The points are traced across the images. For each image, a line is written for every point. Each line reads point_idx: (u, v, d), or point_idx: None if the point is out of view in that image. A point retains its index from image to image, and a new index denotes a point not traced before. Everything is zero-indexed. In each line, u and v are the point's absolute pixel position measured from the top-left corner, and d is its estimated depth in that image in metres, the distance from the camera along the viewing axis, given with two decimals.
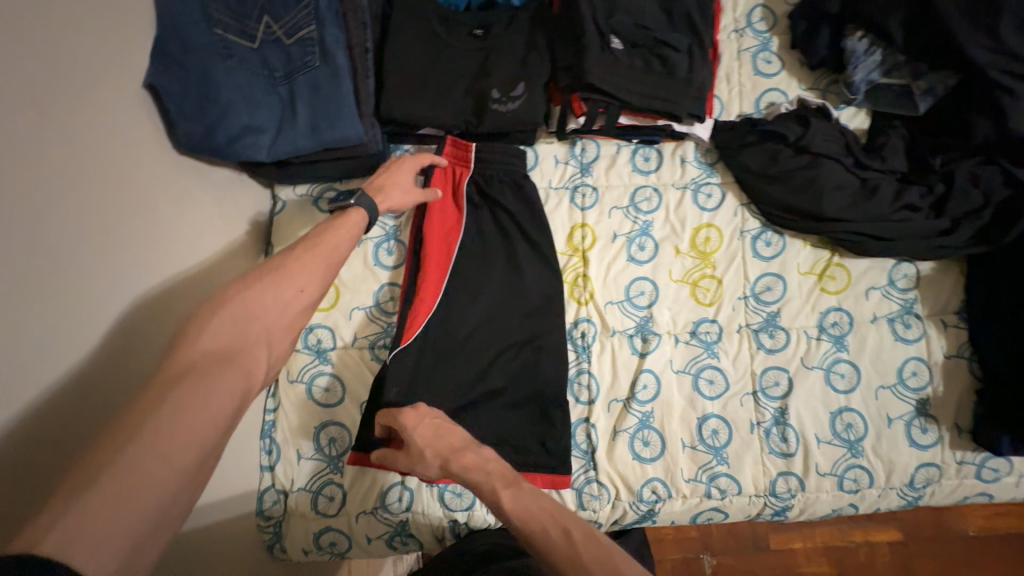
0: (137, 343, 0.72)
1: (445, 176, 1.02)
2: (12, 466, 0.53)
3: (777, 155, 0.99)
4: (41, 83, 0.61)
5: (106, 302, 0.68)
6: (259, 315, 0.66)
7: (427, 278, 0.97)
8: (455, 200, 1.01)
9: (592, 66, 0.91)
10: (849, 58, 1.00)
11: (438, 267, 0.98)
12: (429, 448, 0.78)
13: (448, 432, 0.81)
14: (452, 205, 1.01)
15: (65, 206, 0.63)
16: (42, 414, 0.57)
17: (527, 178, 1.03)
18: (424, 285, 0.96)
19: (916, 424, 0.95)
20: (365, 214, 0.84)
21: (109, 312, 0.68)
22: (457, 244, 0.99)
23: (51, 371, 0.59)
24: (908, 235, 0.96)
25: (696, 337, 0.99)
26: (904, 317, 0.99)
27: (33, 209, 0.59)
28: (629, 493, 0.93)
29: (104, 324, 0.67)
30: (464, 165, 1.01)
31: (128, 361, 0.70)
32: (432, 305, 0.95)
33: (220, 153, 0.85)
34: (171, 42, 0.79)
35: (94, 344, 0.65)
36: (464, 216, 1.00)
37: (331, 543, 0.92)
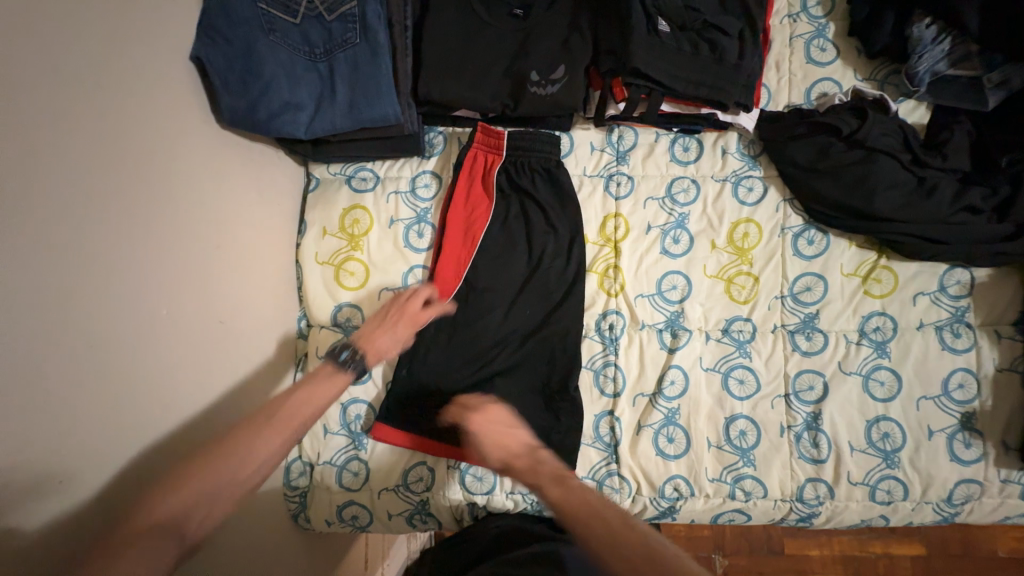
0: (170, 311, 0.74)
1: (475, 162, 1.00)
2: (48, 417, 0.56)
3: (827, 150, 0.94)
4: (87, 52, 0.63)
5: (143, 269, 0.70)
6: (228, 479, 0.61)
7: (443, 260, 0.97)
8: (484, 186, 1.00)
9: (637, 50, 0.87)
10: (915, 46, 0.93)
11: (457, 253, 0.98)
12: (490, 456, 0.75)
13: (506, 437, 0.77)
14: (480, 192, 0.99)
15: (107, 175, 0.65)
16: (82, 372, 0.60)
17: (561, 166, 1.00)
18: (441, 267, 0.97)
19: (959, 438, 0.91)
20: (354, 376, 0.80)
21: (147, 279, 0.70)
22: (482, 230, 0.98)
23: (91, 332, 0.62)
24: (967, 239, 0.90)
25: (728, 336, 0.96)
26: (954, 326, 0.94)
27: (78, 176, 0.61)
28: (650, 489, 0.92)
29: (141, 290, 0.69)
30: (497, 151, 0.99)
31: (161, 328, 0.72)
32: (452, 288, 0.97)
33: (260, 129, 0.86)
34: (217, 16, 0.80)
35: (131, 309, 0.67)
36: (494, 203, 0.99)
37: (352, 516, 0.95)
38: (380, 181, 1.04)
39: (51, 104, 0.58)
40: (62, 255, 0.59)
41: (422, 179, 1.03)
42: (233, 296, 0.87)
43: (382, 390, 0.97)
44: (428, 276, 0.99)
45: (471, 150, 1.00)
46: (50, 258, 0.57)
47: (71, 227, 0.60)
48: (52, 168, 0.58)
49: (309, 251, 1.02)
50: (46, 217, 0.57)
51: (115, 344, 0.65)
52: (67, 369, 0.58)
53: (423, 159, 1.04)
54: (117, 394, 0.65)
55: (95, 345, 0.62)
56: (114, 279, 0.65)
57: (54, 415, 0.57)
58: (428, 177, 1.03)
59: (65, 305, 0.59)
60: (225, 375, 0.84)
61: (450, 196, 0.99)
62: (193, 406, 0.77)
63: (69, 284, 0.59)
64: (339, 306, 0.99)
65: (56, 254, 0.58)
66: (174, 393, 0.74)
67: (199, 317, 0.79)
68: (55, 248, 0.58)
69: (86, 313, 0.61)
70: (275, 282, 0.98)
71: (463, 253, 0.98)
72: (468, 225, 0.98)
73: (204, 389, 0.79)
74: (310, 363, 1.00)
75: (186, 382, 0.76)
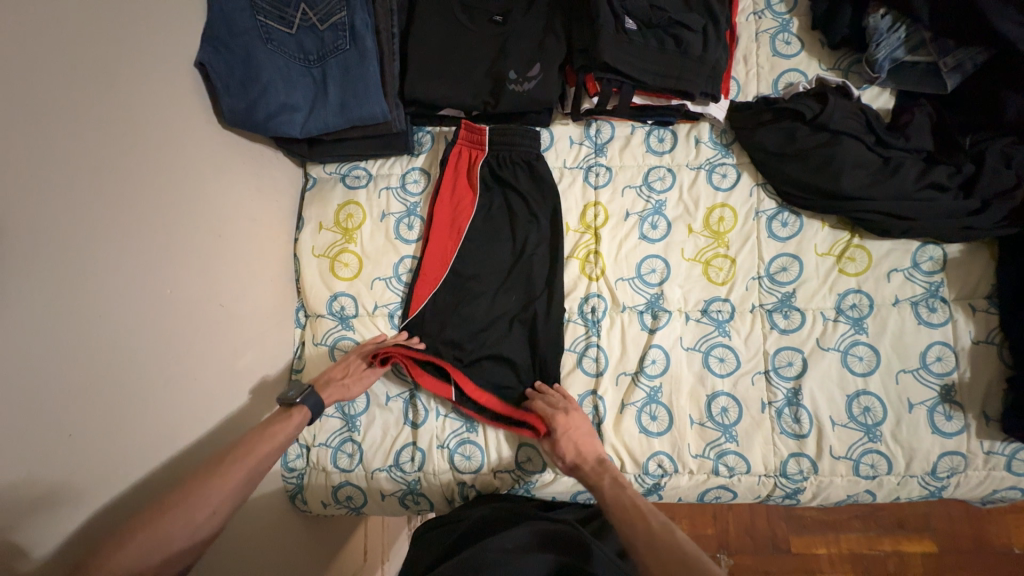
0: (170, 295, 0.80)
1: (460, 159, 1.06)
2: (50, 380, 0.62)
3: (794, 134, 0.99)
4: (99, 58, 0.71)
5: (143, 254, 0.76)
6: (201, 505, 0.69)
7: (430, 248, 1.03)
8: (469, 181, 1.05)
9: (607, 46, 0.93)
10: (872, 35, 0.98)
11: (444, 244, 1.03)
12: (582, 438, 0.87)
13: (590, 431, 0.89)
14: (465, 185, 1.05)
15: (112, 167, 0.72)
16: (85, 341, 0.67)
17: (540, 158, 1.06)
18: (429, 255, 1.03)
19: (940, 411, 0.92)
20: (308, 414, 0.85)
21: (145, 263, 0.76)
22: (467, 224, 1.03)
23: (93, 308, 0.68)
24: (933, 214, 0.93)
25: (707, 316, 0.99)
26: (930, 301, 0.96)
27: (86, 166, 0.68)
28: (634, 466, 0.94)
29: (140, 272, 0.75)
30: (479, 147, 1.05)
31: (161, 309, 0.78)
32: (439, 274, 1.02)
33: (259, 128, 0.93)
34: (220, 27, 0.88)
35: (132, 290, 0.74)
36: (477, 195, 1.04)
37: (347, 497, 0.98)
38: (373, 178, 1.10)
39: (62, 99, 0.65)
40: (69, 236, 0.66)
41: (412, 176, 1.09)
42: (232, 284, 0.93)
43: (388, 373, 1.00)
44: (418, 263, 1.04)
45: (456, 146, 1.07)
46: (60, 232, 0.65)
47: (78, 205, 0.67)
48: (62, 152, 0.65)
49: (305, 245, 1.08)
50: (56, 194, 0.64)
51: (115, 314, 0.71)
52: (68, 330, 0.65)
53: (413, 157, 1.11)
54: (114, 366, 0.70)
55: (98, 314, 0.69)
56: (117, 256, 0.72)
57: (60, 367, 0.63)
58: (417, 174, 1.09)
59: (71, 274, 0.65)
60: (223, 355, 0.90)
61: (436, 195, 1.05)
62: (191, 381, 0.83)
63: (76, 256, 0.66)
64: (334, 296, 1.05)
65: (65, 230, 0.65)
66: (173, 365, 0.80)
67: (200, 298, 0.86)
68: (64, 223, 0.65)
69: (94, 283, 0.68)
70: (274, 272, 1.04)
71: (450, 242, 1.03)
72: (454, 218, 1.04)
73: (201, 365, 0.85)
74: (307, 350, 1.05)
75: (184, 357, 0.82)
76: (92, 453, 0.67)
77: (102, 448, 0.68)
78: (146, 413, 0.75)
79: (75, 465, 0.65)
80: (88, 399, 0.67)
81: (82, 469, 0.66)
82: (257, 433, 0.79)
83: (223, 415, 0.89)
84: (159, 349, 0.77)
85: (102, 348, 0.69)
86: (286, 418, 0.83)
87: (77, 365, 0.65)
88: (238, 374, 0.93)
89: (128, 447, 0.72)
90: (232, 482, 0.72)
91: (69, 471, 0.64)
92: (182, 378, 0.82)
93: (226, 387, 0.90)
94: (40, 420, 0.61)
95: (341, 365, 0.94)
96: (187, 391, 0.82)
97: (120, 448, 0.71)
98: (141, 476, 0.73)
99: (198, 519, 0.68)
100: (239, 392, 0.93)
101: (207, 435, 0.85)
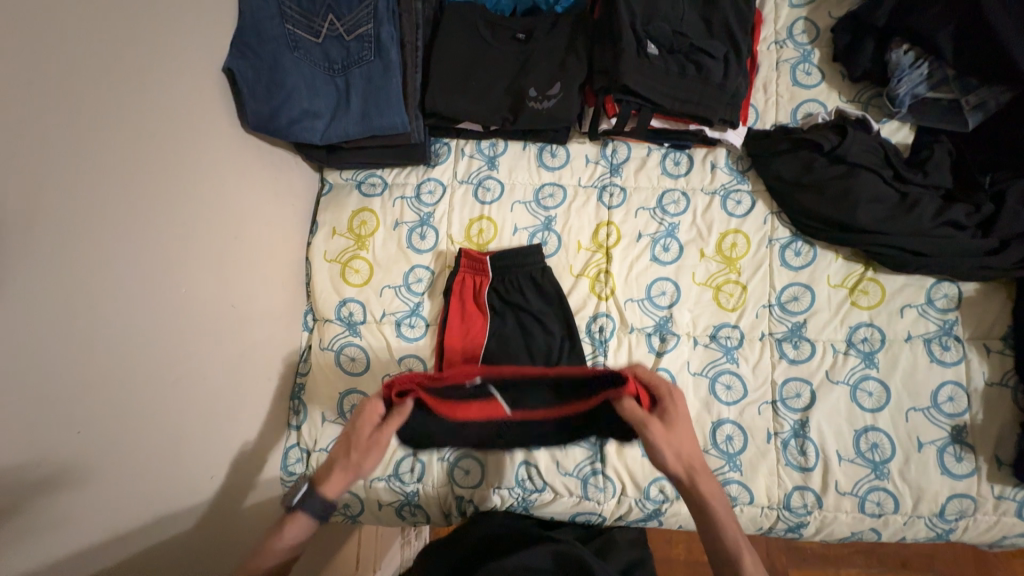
0: (179, 295, 0.80)
1: (462, 287, 1.02)
2: (60, 374, 0.63)
3: (811, 164, 0.98)
4: (129, 60, 0.72)
5: (156, 253, 0.76)
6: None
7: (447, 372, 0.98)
8: (477, 309, 1.02)
9: (627, 70, 0.94)
10: (893, 71, 1.00)
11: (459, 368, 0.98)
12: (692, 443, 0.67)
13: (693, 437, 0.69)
14: (474, 312, 1.01)
15: (134, 167, 0.73)
16: (97, 337, 0.67)
17: (546, 271, 1.02)
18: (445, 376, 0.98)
19: (950, 452, 0.90)
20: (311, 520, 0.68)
21: (157, 261, 0.76)
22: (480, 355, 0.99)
23: (108, 303, 0.69)
24: (949, 252, 0.93)
25: (716, 341, 0.99)
26: (943, 339, 0.95)
27: (110, 164, 0.69)
28: (635, 489, 0.93)
29: (152, 271, 0.75)
30: (481, 274, 1.02)
31: (171, 307, 0.79)
32: None
33: (281, 133, 0.94)
34: (249, 34, 0.90)
35: (144, 287, 0.74)
36: (488, 320, 1.01)
37: (345, 504, 0.98)
38: (388, 187, 1.11)
39: (92, 98, 0.67)
40: (88, 233, 0.66)
41: (427, 186, 1.10)
42: (243, 284, 0.93)
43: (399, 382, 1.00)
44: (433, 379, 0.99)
45: (458, 274, 1.02)
46: (84, 225, 0.66)
47: (102, 200, 0.68)
48: (91, 148, 0.67)
49: (318, 249, 1.09)
50: (79, 191, 0.65)
51: (129, 311, 0.72)
52: (85, 322, 0.66)
53: (429, 167, 1.11)
54: (123, 363, 0.71)
55: (110, 311, 0.69)
56: (135, 251, 0.73)
57: (75, 358, 0.64)
58: (432, 184, 1.10)
59: (90, 267, 0.66)
60: (230, 355, 0.90)
61: (444, 327, 1.00)
62: (196, 381, 0.83)
63: (94, 252, 0.67)
64: (343, 301, 1.05)
65: (86, 226, 0.66)
66: (180, 363, 0.80)
67: (213, 297, 0.87)
68: (88, 217, 0.66)
69: (108, 280, 0.69)
70: (285, 275, 1.05)
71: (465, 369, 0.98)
72: (465, 348, 1.00)
73: (208, 366, 0.85)
74: (312, 353, 1.05)
75: (192, 356, 0.82)
76: (96, 449, 0.67)
77: (106, 445, 0.68)
78: (151, 411, 0.75)
79: (77, 460, 0.65)
80: (94, 396, 0.67)
81: (83, 466, 0.66)
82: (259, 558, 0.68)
83: (226, 416, 0.89)
84: (168, 348, 0.78)
85: (113, 341, 0.69)
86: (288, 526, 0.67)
87: (86, 361, 0.66)
88: (243, 376, 0.93)
89: (130, 444, 0.72)
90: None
91: (71, 466, 0.64)
92: (188, 377, 0.82)
93: (231, 385, 0.90)
94: (47, 415, 0.61)
95: (341, 438, 0.70)
96: (194, 388, 0.83)
97: (123, 445, 0.71)
98: (142, 469, 0.74)
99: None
100: (243, 393, 0.93)
101: (210, 433, 0.86)
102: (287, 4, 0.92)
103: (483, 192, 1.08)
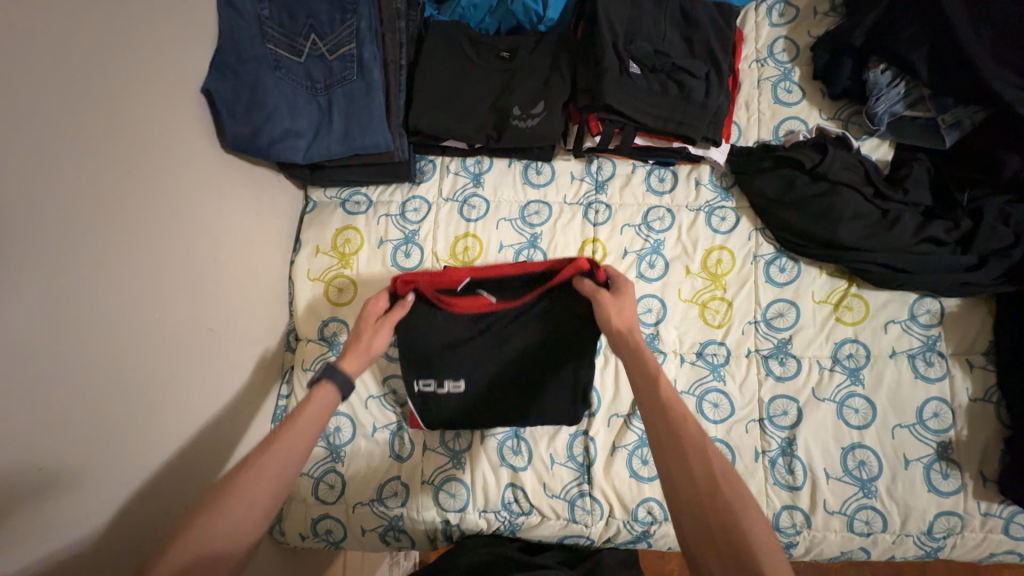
0: (156, 322, 0.78)
1: None
2: (27, 413, 0.60)
3: (793, 182, 0.99)
4: (106, 85, 0.70)
5: (131, 279, 0.74)
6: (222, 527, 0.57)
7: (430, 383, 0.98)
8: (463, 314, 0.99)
9: (610, 89, 0.95)
10: (872, 89, 1.01)
11: None
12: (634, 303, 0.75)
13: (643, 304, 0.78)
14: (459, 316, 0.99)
15: (109, 193, 0.71)
16: (66, 371, 0.64)
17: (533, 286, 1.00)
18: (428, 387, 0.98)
19: (936, 468, 0.90)
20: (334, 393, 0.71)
21: (133, 289, 0.74)
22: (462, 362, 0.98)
23: (82, 335, 0.66)
24: (930, 269, 0.94)
25: (703, 358, 0.98)
26: (926, 355, 0.95)
27: (87, 191, 0.68)
28: (623, 511, 0.92)
29: (128, 299, 0.73)
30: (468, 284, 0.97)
31: (148, 334, 0.76)
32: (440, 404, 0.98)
33: (262, 153, 0.93)
34: (229, 54, 0.89)
35: (118, 316, 0.72)
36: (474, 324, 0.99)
37: (327, 530, 0.95)
38: (373, 204, 1.10)
39: (64, 124, 0.65)
40: (61, 263, 0.64)
41: (412, 204, 1.09)
42: (223, 308, 0.91)
43: (384, 404, 0.99)
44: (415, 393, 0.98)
45: None
46: (55, 254, 0.64)
47: (74, 227, 0.66)
48: (64, 175, 0.65)
49: (301, 268, 1.07)
50: (50, 220, 0.63)
51: (101, 342, 0.69)
52: (54, 353, 0.63)
53: (414, 185, 1.11)
54: (96, 396, 0.68)
55: (81, 344, 0.66)
56: (109, 278, 0.70)
57: (41, 393, 0.61)
58: (417, 202, 1.09)
59: (60, 296, 0.64)
60: (210, 381, 0.88)
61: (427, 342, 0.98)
62: (174, 410, 0.81)
63: (65, 284, 0.65)
64: (326, 321, 1.04)
65: (57, 256, 0.64)
66: (156, 393, 0.77)
67: (191, 320, 0.84)
68: (58, 244, 0.64)
69: (80, 311, 0.66)
70: (266, 295, 1.03)
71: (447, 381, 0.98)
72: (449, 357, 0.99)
73: (186, 393, 0.83)
74: (295, 375, 1.03)
75: (169, 384, 0.80)
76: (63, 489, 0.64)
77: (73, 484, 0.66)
78: (126, 445, 0.73)
79: (42, 502, 0.62)
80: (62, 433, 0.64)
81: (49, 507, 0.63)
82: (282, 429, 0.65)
83: (205, 445, 0.86)
84: (144, 378, 0.75)
85: (84, 373, 0.67)
86: (312, 396, 0.70)
87: (55, 397, 0.63)
88: (223, 402, 0.91)
89: (101, 481, 0.69)
90: (252, 475, 0.60)
91: (36, 509, 0.61)
92: (165, 407, 0.79)
93: (211, 411, 0.88)
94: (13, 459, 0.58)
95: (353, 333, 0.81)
96: (171, 416, 0.80)
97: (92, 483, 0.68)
98: (113, 506, 0.71)
99: (233, 519, 0.58)
100: (222, 420, 0.90)
101: (188, 462, 0.83)
102: (269, 24, 0.92)
103: (468, 209, 1.08)
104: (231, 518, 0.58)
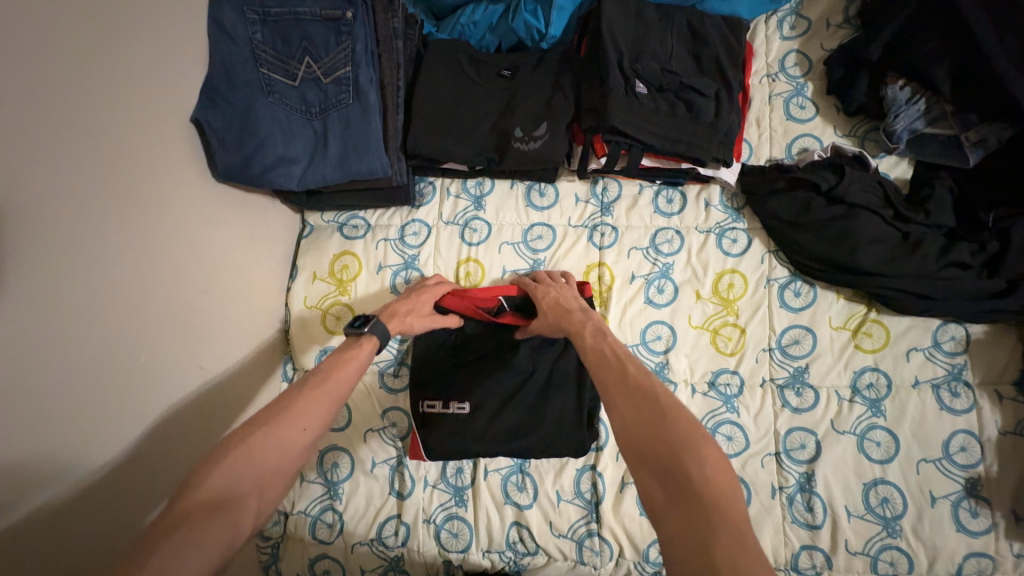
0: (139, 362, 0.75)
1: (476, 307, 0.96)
2: None
3: (808, 204, 0.95)
4: (89, 120, 0.67)
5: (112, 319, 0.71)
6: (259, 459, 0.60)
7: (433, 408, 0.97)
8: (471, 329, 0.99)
9: (616, 110, 0.91)
10: (890, 106, 0.96)
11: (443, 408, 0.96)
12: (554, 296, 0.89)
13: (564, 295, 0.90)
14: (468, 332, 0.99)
15: (91, 232, 0.68)
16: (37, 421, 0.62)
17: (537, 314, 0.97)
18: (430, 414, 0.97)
19: (965, 506, 0.85)
20: (376, 343, 0.79)
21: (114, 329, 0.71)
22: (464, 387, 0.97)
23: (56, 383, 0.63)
24: (955, 295, 0.89)
25: (715, 389, 0.94)
26: (951, 385, 0.90)
27: (64, 232, 0.64)
28: (634, 552, 0.87)
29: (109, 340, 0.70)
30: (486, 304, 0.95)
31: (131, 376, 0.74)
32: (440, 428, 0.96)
33: (255, 181, 0.91)
34: (220, 81, 0.86)
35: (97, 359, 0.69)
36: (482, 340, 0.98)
37: (325, 570, 0.92)
38: (371, 228, 1.07)
39: (43, 164, 0.62)
40: (36, 309, 0.61)
41: (412, 228, 1.06)
42: (213, 340, 0.88)
43: (384, 437, 0.95)
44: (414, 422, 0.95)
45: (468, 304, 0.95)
46: (26, 302, 0.60)
47: (49, 272, 0.63)
48: (41, 219, 0.62)
49: (298, 295, 1.04)
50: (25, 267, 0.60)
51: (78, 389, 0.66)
52: (20, 406, 0.60)
53: (414, 208, 1.07)
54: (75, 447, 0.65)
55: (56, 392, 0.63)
56: (89, 321, 0.68)
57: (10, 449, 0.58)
58: (417, 225, 1.06)
59: (29, 346, 0.61)
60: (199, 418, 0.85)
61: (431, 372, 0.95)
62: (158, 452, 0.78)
63: (42, 329, 0.62)
64: (325, 350, 1.01)
65: (33, 303, 0.61)
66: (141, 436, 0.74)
67: (177, 358, 0.81)
68: (28, 294, 0.60)
69: (57, 358, 0.64)
70: (260, 325, 1.00)
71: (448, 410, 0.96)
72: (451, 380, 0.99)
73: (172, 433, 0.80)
74: None
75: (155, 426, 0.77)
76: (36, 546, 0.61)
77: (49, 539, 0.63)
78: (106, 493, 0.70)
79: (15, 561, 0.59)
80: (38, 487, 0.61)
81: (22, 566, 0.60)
82: (327, 368, 0.72)
83: None
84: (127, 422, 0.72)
85: (53, 426, 0.64)
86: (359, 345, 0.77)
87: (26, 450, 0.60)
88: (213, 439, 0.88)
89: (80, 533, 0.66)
90: (298, 410, 0.66)
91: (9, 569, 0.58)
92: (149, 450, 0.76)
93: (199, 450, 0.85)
94: None
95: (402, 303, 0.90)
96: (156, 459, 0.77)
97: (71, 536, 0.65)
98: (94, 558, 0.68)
99: (293, 438, 0.64)
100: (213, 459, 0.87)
101: None
102: (261, 48, 0.88)
103: (470, 233, 1.04)
104: (275, 453, 0.62)
